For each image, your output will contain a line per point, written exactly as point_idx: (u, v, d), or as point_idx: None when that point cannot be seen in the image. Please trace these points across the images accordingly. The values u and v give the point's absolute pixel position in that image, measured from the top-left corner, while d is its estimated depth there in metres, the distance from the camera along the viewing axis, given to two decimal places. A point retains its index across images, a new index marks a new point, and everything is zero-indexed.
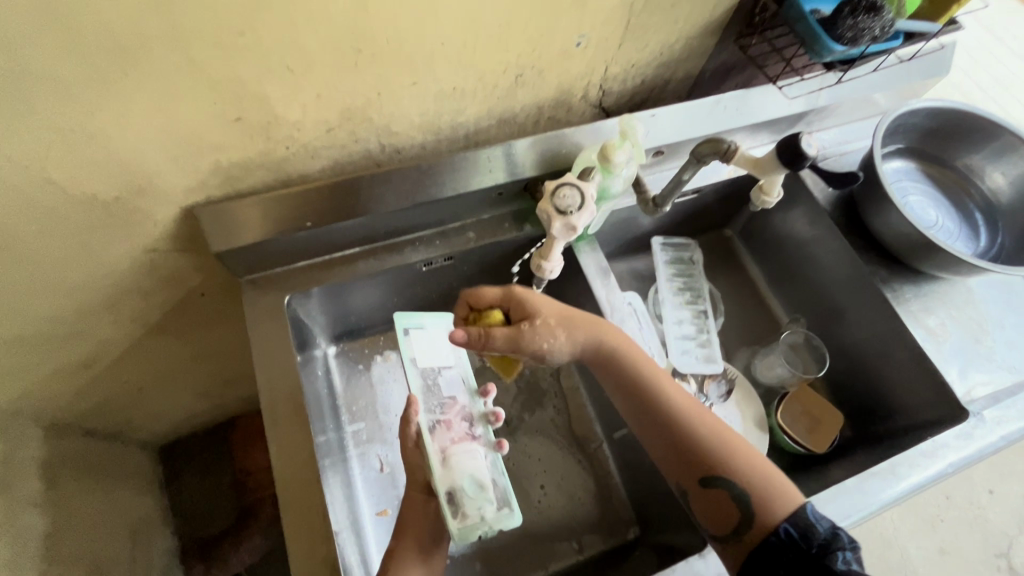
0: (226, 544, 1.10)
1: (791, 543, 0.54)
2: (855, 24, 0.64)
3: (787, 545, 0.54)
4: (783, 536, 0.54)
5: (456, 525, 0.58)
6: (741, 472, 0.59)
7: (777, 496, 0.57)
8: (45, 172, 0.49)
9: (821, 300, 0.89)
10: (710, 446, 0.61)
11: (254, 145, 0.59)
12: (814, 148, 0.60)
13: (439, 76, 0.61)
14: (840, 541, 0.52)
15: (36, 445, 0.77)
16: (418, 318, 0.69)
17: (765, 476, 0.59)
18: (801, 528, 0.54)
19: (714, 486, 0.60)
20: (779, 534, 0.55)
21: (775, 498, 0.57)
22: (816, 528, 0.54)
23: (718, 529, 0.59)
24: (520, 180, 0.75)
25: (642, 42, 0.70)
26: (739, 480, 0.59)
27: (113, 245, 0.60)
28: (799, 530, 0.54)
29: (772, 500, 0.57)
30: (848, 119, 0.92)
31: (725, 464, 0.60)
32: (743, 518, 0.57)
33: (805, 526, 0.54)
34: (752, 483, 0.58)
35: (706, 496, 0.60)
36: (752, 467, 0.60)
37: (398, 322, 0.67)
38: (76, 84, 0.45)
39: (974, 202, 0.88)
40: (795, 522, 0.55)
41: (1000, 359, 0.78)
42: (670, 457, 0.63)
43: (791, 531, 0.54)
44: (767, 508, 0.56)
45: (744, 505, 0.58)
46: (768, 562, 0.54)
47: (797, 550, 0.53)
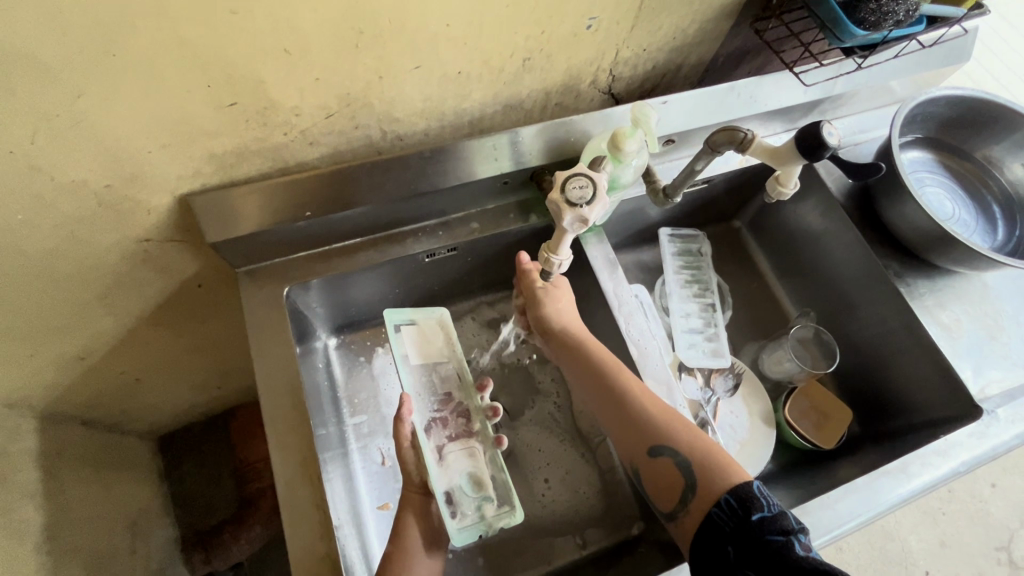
0: (226, 534, 1.08)
1: (731, 514, 0.52)
2: (878, 8, 0.62)
3: (727, 516, 0.52)
4: (724, 506, 0.53)
5: (456, 525, 0.59)
6: (687, 445, 0.60)
7: (724, 469, 0.56)
8: (31, 158, 0.47)
9: (832, 294, 0.87)
10: (659, 422, 0.63)
11: (250, 131, 0.56)
12: (836, 137, 0.57)
13: (443, 59, 0.58)
14: (786, 519, 0.50)
15: (31, 437, 0.76)
16: (410, 314, 0.70)
17: (710, 448, 0.59)
18: (741, 498, 0.52)
19: (661, 460, 0.60)
20: (720, 505, 0.53)
21: (718, 468, 0.56)
22: (757, 500, 0.52)
23: (667, 505, 0.59)
24: (525, 169, 0.73)
25: (654, 26, 0.68)
26: (685, 453, 0.59)
27: (105, 234, 0.58)
28: (739, 500, 0.52)
29: (715, 471, 0.56)
30: (864, 107, 0.90)
31: (672, 438, 0.61)
32: (688, 489, 0.57)
33: (745, 497, 0.52)
34: (697, 454, 0.59)
35: (655, 471, 0.60)
36: (699, 441, 0.60)
37: (389, 319, 0.68)
38: (61, 66, 0.42)
39: (992, 194, 0.86)
40: (735, 492, 0.53)
41: (1015, 356, 0.77)
42: (623, 436, 0.64)
43: (731, 502, 0.53)
44: (709, 478, 0.56)
45: (688, 476, 0.57)
46: (709, 535, 0.52)
47: (737, 520, 0.51)
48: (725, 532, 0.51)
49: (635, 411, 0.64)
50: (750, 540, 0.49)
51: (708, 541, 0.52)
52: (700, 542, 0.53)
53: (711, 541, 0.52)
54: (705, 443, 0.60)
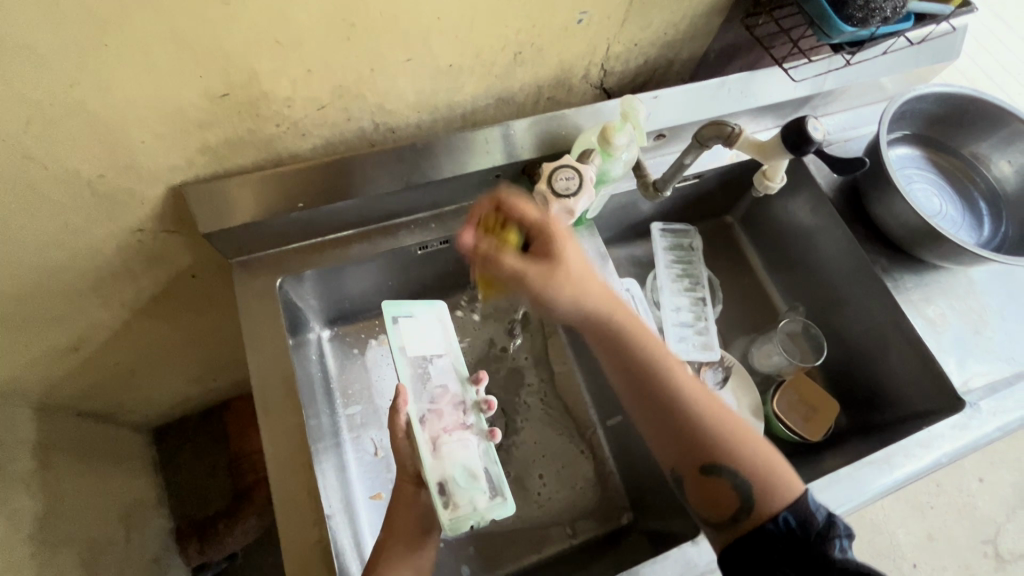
0: (221, 526, 1.08)
1: (787, 531, 0.51)
2: (866, 4, 0.62)
3: (781, 531, 0.51)
4: (781, 525, 0.52)
5: (448, 516, 0.59)
6: (744, 459, 0.55)
7: (780, 486, 0.54)
8: (25, 148, 0.48)
9: (821, 289, 0.88)
10: (716, 431, 0.56)
11: (243, 122, 0.57)
12: (821, 132, 0.58)
13: (436, 52, 0.59)
14: (836, 529, 0.51)
15: (26, 426, 0.76)
16: (408, 307, 0.71)
17: (768, 462, 0.55)
18: (801, 518, 0.51)
19: (715, 475, 0.55)
20: (777, 522, 0.52)
21: (777, 487, 0.54)
22: (815, 518, 0.52)
23: (716, 517, 0.55)
24: (517, 163, 0.73)
25: (645, 21, 0.68)
26: (743, 470, 0.55)
27: (99, 224, 0.59)
28: (797, 520, 0.51)
29: (773, 491, 0.53)
30: (854, 104, 0.90)
31: (728, 451, 0.56)
32: (742, 509, 0.54)
33: (804, 516, 0.52)
34: (755, 471, 0.55)
35: (706, 484, 0.56)
36: (758, 455, 0.56)
37: (385, 311, 0.68)
38: (55, 56, 0.43)
39: (979, 191, 0.87)
40: (795, 513, 0.52)
41: (999, 350, 0.78)
42: (671, 441, 0.58)
43: (790, 521, 0.51)
44: (768, 498, 0.53)
45: (745, 495, 0.54)
46: (761, 551, 0.51)
47: (792, 538, 0.51)
48: (776, 546, 0.51)
49: (688, 416, 0.57)
50: (804, 555, 0.49)
51: (757, 552, 0.51)
52: (748, 555, 0.52)
53: (761, 552, 0.51)
54: (762, 456, 0.56)
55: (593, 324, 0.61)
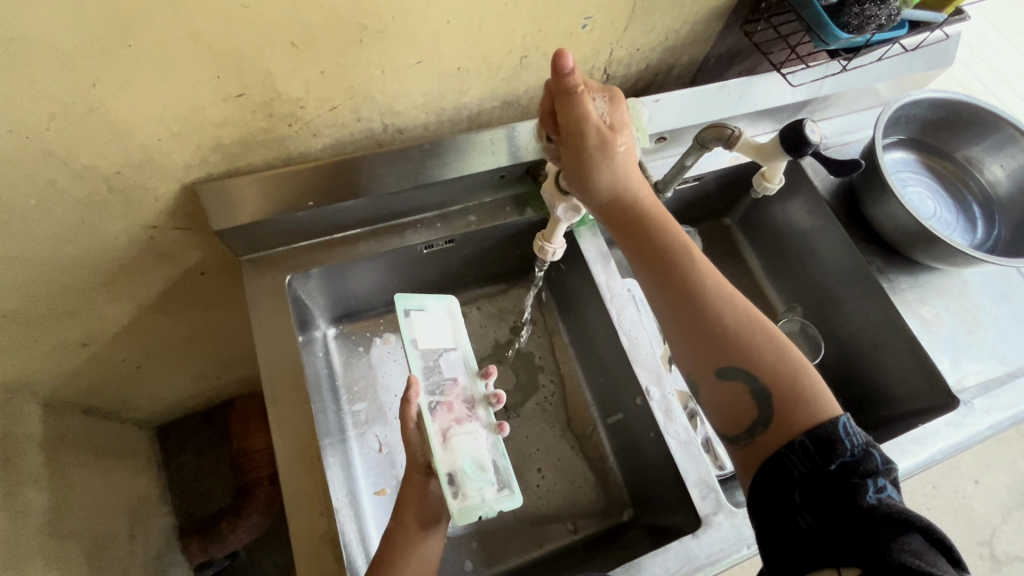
0: (225, 523, 1.09)
1: (805, 457, 0.46)
2: (861, 12, 0.65)
3: (799, 460, 0.46)
4: (797, 450, 0.47)
5: (457, 506, 0.60)
6: (769, 370, 0.51)
7: (803, 404, 0.49)
8: (47, 144, 0.49)
9: (818, 290, 0.90)
10: (741, 338, 0.53)
11: (257, 122, 0.58)
12: (818, 134, 0.60)
13: (444, 55, 0.61)
14: (868, 463, 0.45)
15: (35, 420, 0.77)
16: (419, 300, 0.72)
17: (794, 375, 0.51)
18: (820, 442, 0.46)
19: (733, 380, 0.52)
20: (793, 447, 0.47)
21: (800, 401, 0.49)
22: (842, 443, 0.45)
23: (731, 429, 0.52)
24: (521, 164, 0.75)
25: (647, 26, 0.70)
26: (763, 378, 0.51)
27: (113, 221, 0.60)
28: (817, 445, 0.46)
29: (797, 404, 0.49)
30: (850, 109, 0.93)
31: (751, 360, 0.52)
32: (760, 421, 0.50)
33: (827, 440, 0.46)
34: (778, 383, 0.50)
35: (721, 391, 0.53)
36: (786, 366, 0.51)
37: (399, 303, 0.70)
38: (80, 55, 0.44)
39: (972, 194, 0.89)
40: (813, 434, 0.47)
41: (992, 350, 0.80)
42: (691, 346, 0.54)
43: (807, 445, 0.46)
44: (790, 413, 0.49)
45: (763, 406, 0.50)
46: (775, 482, 0.47)
47: (812, 464, 0.46)
48: (792, 477, 0.46)
49: (712, 319, 0.54)
50: (824, 489, 0.44)
51: (771, 483, 0.47)
52: (761, 482, 0.48)
53: (774, 483, 0.47)
54: (792, 370, 0.51)
55: (615, 212, 0.58)
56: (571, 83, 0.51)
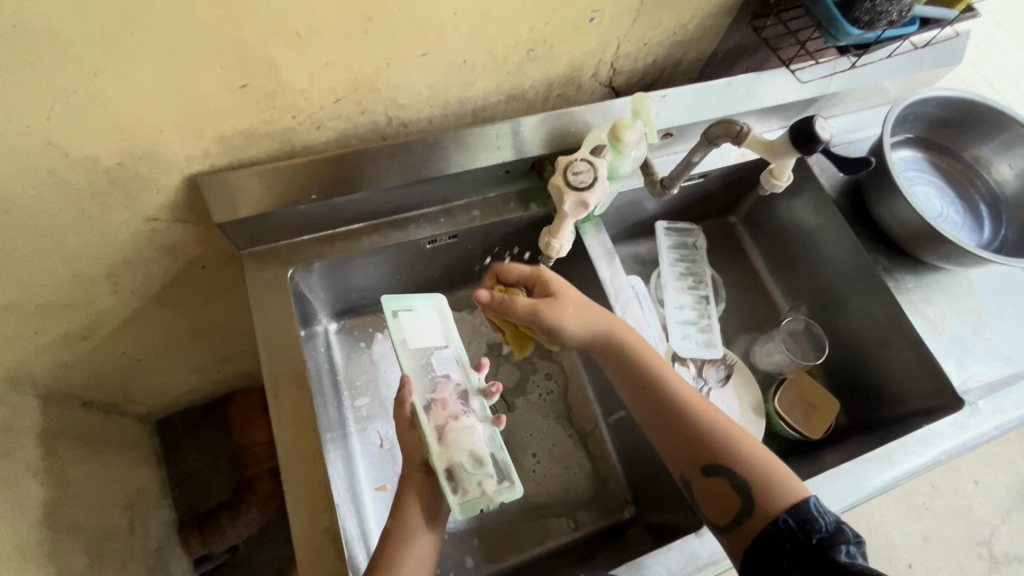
0: (224, 517, 1.09)
1: (789, 534, 0.54)
2: (873, 7, 0.63)
3: (784, 536, 0.54)
4: (782, 526, 0.54)
5: (458, 501, 0.59)
6: (743, 464, 0.60)
7: (779, 490, 0.57)
8: (47, 133, 0.48)
9: (823, 289, 0.90)
10: (713, 439, 0.62)
11: (260, 113, 0.58)
12: (828, 132, 0.59)
13: (450, 47, 0.60)
14: (842, 535, 0.52)
15: (35, 413, 0.77)
16: (408, 301, 0.72)
17: (765, 466, 0.59)
18: (800, 521, 0.54)
19: (716, 475, 0.61)
20: (776, 524, 0.55)
21: (776, 487, 0.57)
22: (816, 522, 0.53)
23: (719, 520, 0.60)
24: (526, 159, 0.74)
25: (655, 20, 0.69)
26: (742, 472, 0.59)
27: (114, 213, 0.59)
28: (797, 523, 0.54)
29: (774, 490, 0.57)
30: (857, 107, 0.92)
31: (731, 458, 0.60)
32: (745, 510, 0.58)
33: (805, 520, 0.54)
34: (754, 475, 0.59)
35: (709, 487, 0.61)
36: (757, 461, 0.60)
37: (386, 304, 0.69)
38: (81, 42, 0.43)
39: (979, 194, 0.88)
40: (793, 513, 0.55)
41: (997, 351, 0.79)
42: (675, 450, 0.64)
43: (790, 524, 0.54)
44: (768, 500, 0.57)
45: (745, 496, 0.58)
46: (766, 553, 0.54)
47: (796, 540, 0.53)
48: (781, 550, 0.53)
49: (690, 425, 0.64)
50: (807, 556, 0.51)
51: (762, 555, 0.54)
52: (754, 557, 0.55)
53: (767, 556, 0.54)
54: (762, 461, 0.60)
55: (597, 343, 0.69)
56: (492, 302, 0.65)
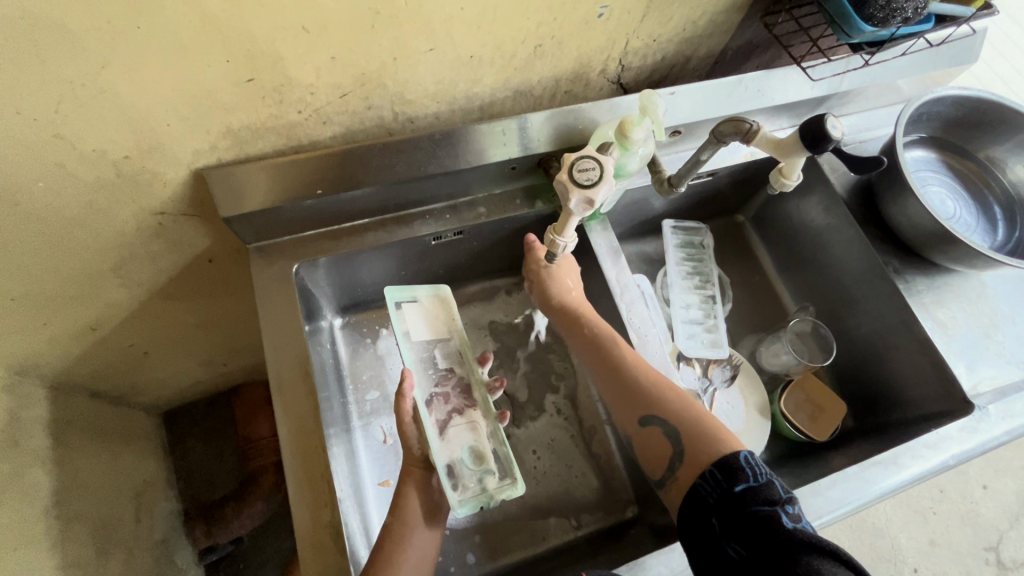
0: (229, 509, 1.09)
1: (715, 485, 0.53)
2: (886, 5, 0.62)
3: (711, 487, 0.53)
4: (708, 478, 0.54)
5: (457, 497, 0.61)
6: (676, 416, 0.62)
7: (710, 441, 0.58)
8: (55, 127, 0.49)
9: (832, 291, 0.89)
10: (652, 394, 0.65)
11: (266, 108, 0.58)
12: (839, 130, 0.58)
13: (457, 42, 0.59)
14: (771, 490, 0.51)
15: (43, 403, 0.77)
16: (410, 292, 0.72)
17: (700, 419, 0.61)
18: (725, 469, 0.53)
19: (650, 427, 0.63)
20: (705, 476, 0.55)
21: (705, 437, 0.58)
22: (743, 471, 0.53)
23: (655, 472, 0.61)
24: (533, 155, 0.73)
25: (665, 16, 0.68)
26: (673, 421, 0.62)
27: (122, 206, 0.60)
28: (723, 472, 0.54)
29: (703, 443, 0.58)
30: (869, 105, 0.91)
31: (666, 411, 0.63)
32: (675, 456, 0.59)
33: (730, 467, 0.53)
34: (687, 427, 0.60)
35: (647, 440, 0.63)
36: (690, 415, 0.61)
37: (391, 296, 0.70)
38: (89, 36, 0.43)
39: (993, 195, 0.87)
40: (720, 463, 0.54)
41: (1009, 355, 0.78)
42: (618, 411, 0.67)
43: (715, 473, 0.54)
44: (696, 449, 0.58)
45: (675, 444, 0.60)
46: (696, 509, 0.53)
47: (720, 490, 0.52)
48: (708, 503, 0.53)
49: (629, 385, 0.67)
50: (734, 509, 0.50)
51: (692, 512, 0.54)
52: (685, 513, 0.55)
53: (696, 513, 0.53)
54: (695, 414, 0.62)
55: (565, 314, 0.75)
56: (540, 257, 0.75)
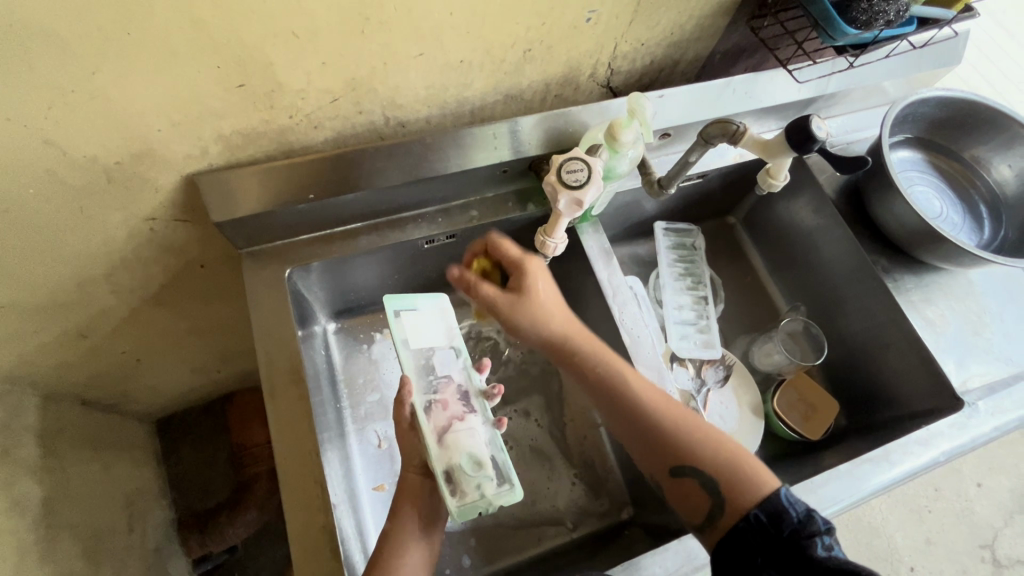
0: (222, 517, 1.10)
1: (759, 528, 0.52)
2: (870, 7, 0.63)
3: (756, 531, 0.52)
4: (752, 521, 0.53)
5: (456, 504, 0.60)
6: (709, 458, 0.59)
7: (750, 484, 0.56)
8: (45, 133, 0.49)
9: (822, 290, 0.89)
10: (678, 437, 0.61)
11: (257, 114, 0.58)
12: (824, 131, 0.59)
13: (447, 47, 0.60)
14: (814, 526, 0.50)
15: (35, 412, 0.77)
16: (410, 300, 0.73)
17: (734, 459, 0.58)
18: (771, 514, 0.52)
19: (681, 472, 0.60)
20: (748, 519, 0.53)
21: (742, 482, 0.56)
22: (787, 513, 0.52)
23: (693, 520, 0.58)
24: (524, 159, 0.74)
25: (653, 20, 0.69)
26: (706, 465, 0.58)
27: (113, 213, 0.60)
28: (769, 516, 0.52)
29: (745, 486, 0.55)
30: (855, 107, 0.92)
31: (696, 454, 0.59)
32: (716, 505, 0.56)
33: (774, 511, 0.52)
34: (724, 472, 0.57)
35: (679, 489, 0.60)
36: (725, 458, 0.59)
37: (389, 304, 0.70)
38: (77, 42, 0.44)
39: (979, 195, 0.88)
40: (765, 507, 0.53)
41: (997, 351, 0.79)
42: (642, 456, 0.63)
43: (761, 517, 0.53)
44: (738, 491, 0.55)
45: (714, 489, 0.57)
46: (740, 549, 0.53)
47: (766, 534, 0.52)
48: (754, 546, 0.52)
49: (651, 424, 0.63)
50: (781, 551, 0.50)
51: (734, 551, 0.53)
52: (727, 552, 0.54)
53: (740, 552, 0.53)
54: (727, 455, 0.59)
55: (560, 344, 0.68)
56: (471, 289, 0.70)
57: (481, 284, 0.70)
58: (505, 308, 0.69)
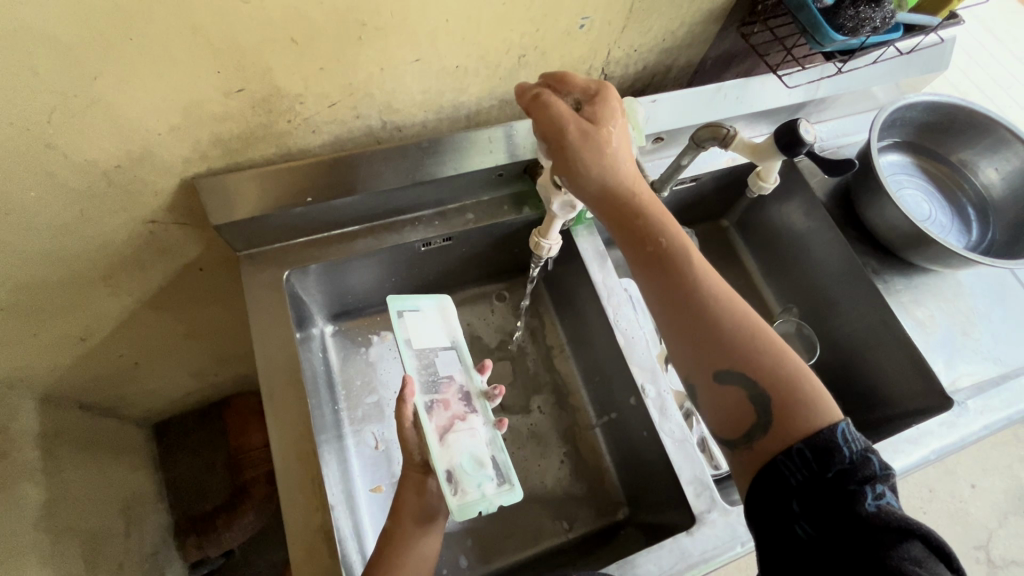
0: (220, 521, 1.09)
1: (802, 465, 0.45)
2: (856, 15, 0.65)
3: (796, 468, 0.45)
4: (794, 456, 0.46)
5: (457, 502, 0.61)
6: (765, 368, 0.50)
7: (807, 411, 0.48)
8: (47, 137, 0.50)
9: (815, 292, 0.90)
10: (735, 338, 0.51)
11: (255, 118, 0.59)
12: (812, 134, 0.60)
13: (442, 53, 0.61)
14: (868, 470, 0.44)
15: (32, 414, 0.77)
16: (413, 301, 0.73)
17: (792, 374, 0.50)
18: (819, 450, 0.45)
19: (728, 378, 0.51)
20: (790, 453, 0.46)
21: (799, 406, 0.48)
22: (839, 451, 0.44)
23: (726, 429, 0.51)
24: (519, 163, 0.75)
25: (645, 27, 0.71)
26: (760, 375, 0.50)
27: (112, 215, 0.60)
28: (815, 453, 0.45)
29: (798, 409, 0.48)
30: (845, 112, 0.94)
31: (749, 363, 0.50)
32: (757, 425, 0.49)
33: (824, 447, 0.45)
34: (778, 390, 0.49)
35: (719, 396, 0.51)
36: (783, 370, 0.50)
37: (392, 305, 0.71)
38: (79, 48, 0.45)
39: (967, 197, 0.89)
40: (812, 442, 0.46)
41: (986, 351, 0.80)
42: (686, 349, 0.53)
43: (805, 453, 0.45)
44: (789, 414, 0.48)
45: (761, 407, 0.49)
46: (772, 487, 0.46)
47: (809, 471, 0.45)
48: (789, 485, 0.45)
49: (708, 315, 0.52)
50: (825, 497, 0.43)
51: (766, 490, 0.46)
52: (757, 489, 0.47)
53: (772, 492, 0.46)
54: (786, 371, 0.50)
55: (608, 202, 0.55)
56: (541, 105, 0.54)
57: (547, 105, 0.53)
58: (570, 142, 0.53)
